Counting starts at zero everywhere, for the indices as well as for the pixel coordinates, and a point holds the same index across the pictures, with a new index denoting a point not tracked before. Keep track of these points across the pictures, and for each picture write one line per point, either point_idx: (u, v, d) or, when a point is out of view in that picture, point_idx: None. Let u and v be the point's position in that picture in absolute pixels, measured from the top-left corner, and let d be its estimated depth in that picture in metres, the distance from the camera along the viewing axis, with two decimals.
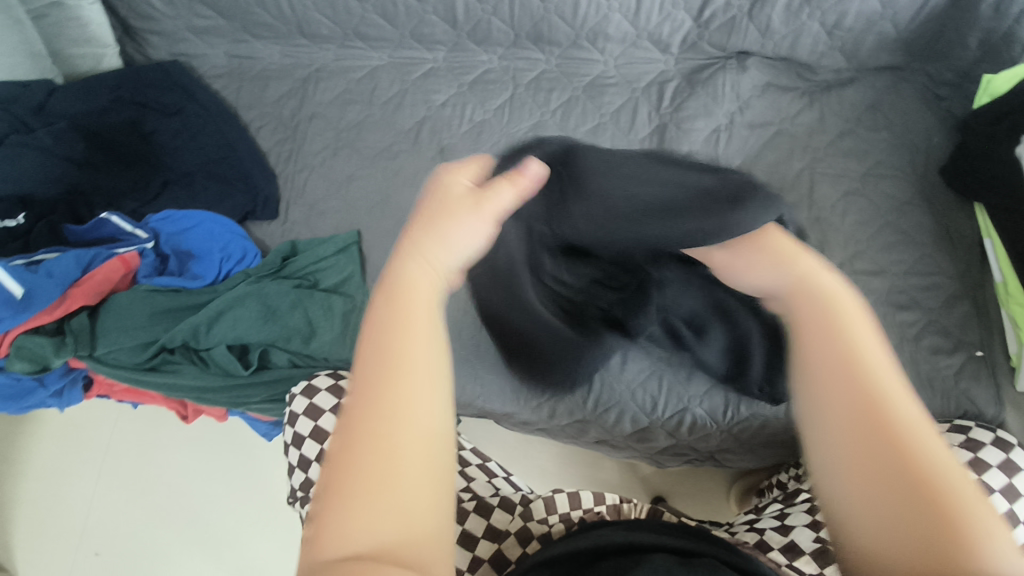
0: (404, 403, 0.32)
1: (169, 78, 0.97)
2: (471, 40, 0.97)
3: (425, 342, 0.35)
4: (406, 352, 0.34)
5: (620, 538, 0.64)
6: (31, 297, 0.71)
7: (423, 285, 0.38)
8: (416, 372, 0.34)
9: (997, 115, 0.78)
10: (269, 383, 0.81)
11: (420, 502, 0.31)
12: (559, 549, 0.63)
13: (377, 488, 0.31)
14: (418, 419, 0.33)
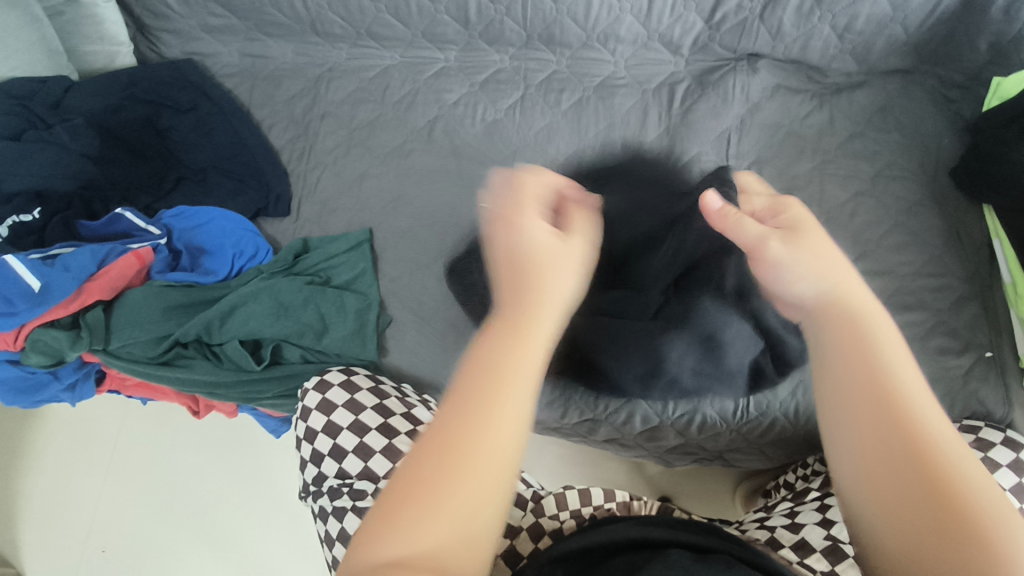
0: (476, 428, 0.37)
1: (182, 76, 0.97)
2: (483, 40, 0.97)
3: (514, 385, 0.38)
4: (494, 390, 0.38)
5: (633, 532, 0.64)
6: (48, 290, 0.72)
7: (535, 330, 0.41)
8: (500, 404, 0.38)
9: (1008, 118, 0.79)
10: (282, 378, 0.82)
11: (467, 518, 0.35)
12: (572, 544, 0.64)
13: (439, 497, 0.35)
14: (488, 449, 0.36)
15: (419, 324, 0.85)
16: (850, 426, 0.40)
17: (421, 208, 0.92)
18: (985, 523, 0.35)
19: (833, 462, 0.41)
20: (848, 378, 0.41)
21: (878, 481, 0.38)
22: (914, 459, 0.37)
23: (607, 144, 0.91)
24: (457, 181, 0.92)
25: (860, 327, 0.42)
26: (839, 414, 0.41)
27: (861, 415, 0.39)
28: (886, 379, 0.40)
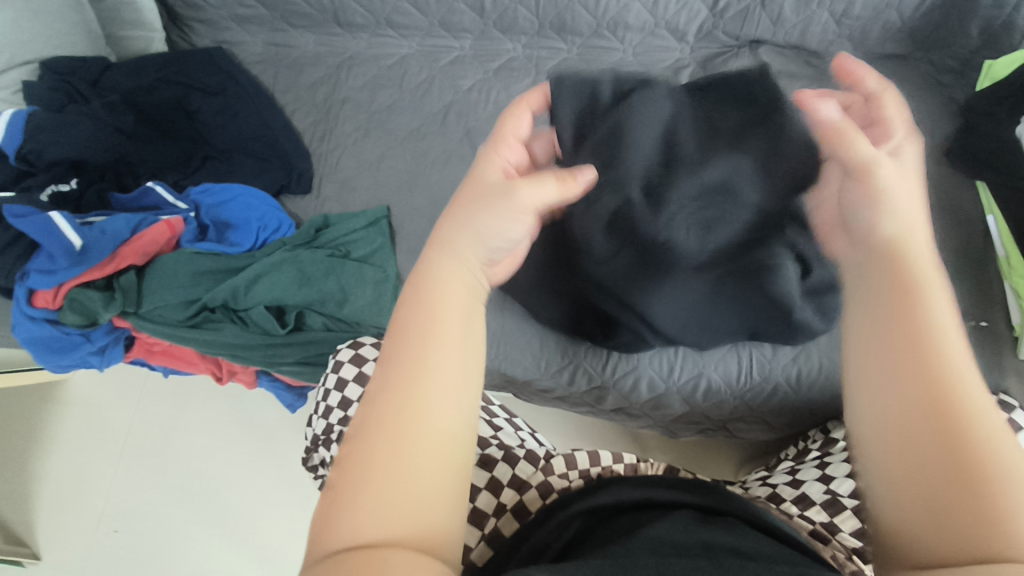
0: (418, 396, 0.33)
1: (211, 62, 1.02)
2: (497, 29, 1.02)
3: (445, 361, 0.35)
4: (414, 368, 0.34)
5: (638, 493, 0.62)
6: (87, 250, 0.77)
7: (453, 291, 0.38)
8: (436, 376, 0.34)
9: (998, 98, 0.83)
10: (304, 343, 0.85)
11: (422, 492, 0.31)
12: (577, 505, 0.63)
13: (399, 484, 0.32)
14: (439, 402, 0.34)
15: None
16: (890, 381, 0.34)
17: (437, 186, 0.96)
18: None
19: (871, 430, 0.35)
20: (873, 347, 0.36)
21: (921, 451, 0.32)
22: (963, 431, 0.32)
23: None
24: (472, 161, 0.96)
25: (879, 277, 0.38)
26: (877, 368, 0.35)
27: (898, 372, 0.34)
28: (904, 340, 0.35)
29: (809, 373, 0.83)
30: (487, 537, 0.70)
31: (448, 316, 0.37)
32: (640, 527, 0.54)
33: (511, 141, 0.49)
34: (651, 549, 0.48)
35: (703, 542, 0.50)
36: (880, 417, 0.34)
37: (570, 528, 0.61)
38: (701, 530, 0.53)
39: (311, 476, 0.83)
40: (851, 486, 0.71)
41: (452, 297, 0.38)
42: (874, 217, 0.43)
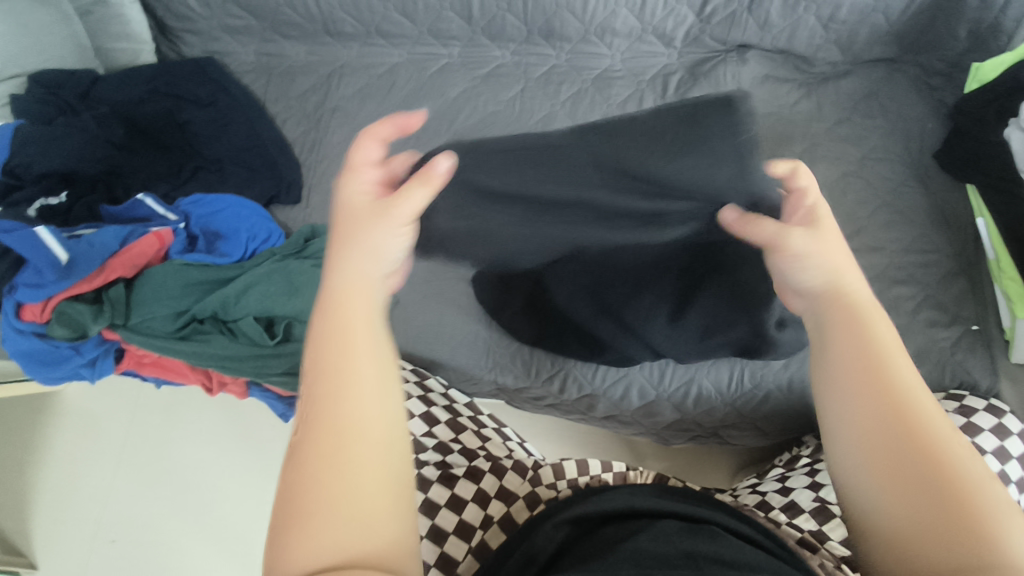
0: (346, 405, 0.34)
1: (200, 72, 1.02)
2: (485, 36, 1.02)
3: (363, 361, 0.36)
4: (341, 368, 0.36)
5: (621, 503, 0.62)
6: (74, 263, 0.77)
7: (364, 301, 0.40)
8: (358, 380, 0.36)
9: (988, 98, 0.83)
10: (293, 354, 0.85)
11: (354, 504, 0.32)
12: (559, 515, 0.63)
13: (337, 490, 0.32)
14: (359, 407, 0.35)
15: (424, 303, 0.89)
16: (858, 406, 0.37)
17: None
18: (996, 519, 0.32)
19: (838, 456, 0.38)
20: (845, 366, 0.39)
21: (882, 472, 0.35)
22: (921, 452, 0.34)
23: None
24: None
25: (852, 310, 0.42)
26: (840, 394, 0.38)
27: (868, 391, 0.37)
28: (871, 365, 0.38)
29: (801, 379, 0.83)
30: (475, 549, 0.69)
31: (350, 325, 0.38)
32: (622, 539, 0.54)
33: (364, 170, 0.48)
34: (634, 563, 0.48)
35: (686, 553, 0.50)
36: (853, 432, 0.37)
37: (552, 539, 0.61)
38: (684, 541, 0.52)
39: None
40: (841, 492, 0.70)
41: (353, 307, 0.39)
42: (813, 273, 0.46)
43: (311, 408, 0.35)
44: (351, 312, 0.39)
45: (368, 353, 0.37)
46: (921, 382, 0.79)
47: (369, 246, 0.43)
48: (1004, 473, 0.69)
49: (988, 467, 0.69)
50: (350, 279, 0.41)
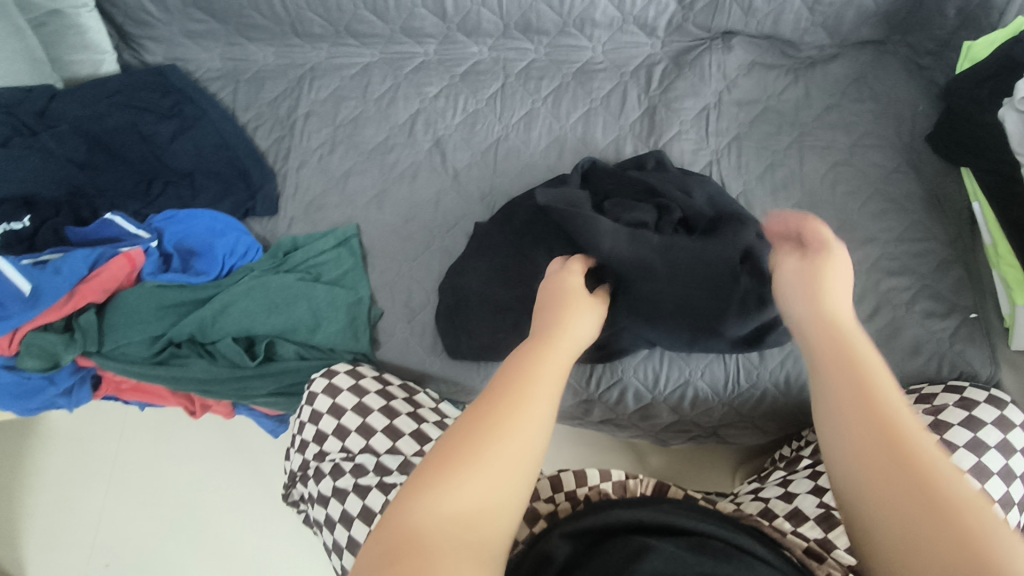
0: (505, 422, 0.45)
1: (165, 82, 0.98)
2: (461, 32, 0.98)
3: (525, 403, 0.47)
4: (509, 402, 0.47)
5: (630, 517, 0.60)
6: (39, 293, 0.73)
7: (547, 369, 0.51)
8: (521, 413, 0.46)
9: (981, 79, 0.80)
10: (276, 375, 0.83)
11: (476, 491, 0.42)
12: (564, 528, 0.60)
13: (471, 474, 0.42)
14: (514, 431, 0.45)
15: (409, 314, 0.86)
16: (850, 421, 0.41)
17: (407, 200, 0.92)
18: (997, 534, 0.33)
19: (841, 478, 0.40)
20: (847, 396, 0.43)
21: (884, 483, 0.37)
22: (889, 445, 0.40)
23: (588, 128, 0.92)
24: (442, 172, 0.93)
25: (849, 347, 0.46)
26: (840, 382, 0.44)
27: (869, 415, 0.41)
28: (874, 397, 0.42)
29: (799, 376, 0.80)
30: None
31: (536, 376, 0.50)
32: (636, 557, 0.52)
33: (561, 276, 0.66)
34: None
35: None
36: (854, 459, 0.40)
37: (559, 549, 0.58)
38: (702, 563, 0.50)
39: (295, 511, 0.81)
40: None
41: (551, 357, 0.53)
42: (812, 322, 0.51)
43: (480, 407, 0.47)
44: (549, 359, 0.53)
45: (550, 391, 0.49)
46: (919, 375, 0.78)
47: (564, 344, 0.55)
48: (1008, 469, 0.68)
49: (992, 464, 0.68)
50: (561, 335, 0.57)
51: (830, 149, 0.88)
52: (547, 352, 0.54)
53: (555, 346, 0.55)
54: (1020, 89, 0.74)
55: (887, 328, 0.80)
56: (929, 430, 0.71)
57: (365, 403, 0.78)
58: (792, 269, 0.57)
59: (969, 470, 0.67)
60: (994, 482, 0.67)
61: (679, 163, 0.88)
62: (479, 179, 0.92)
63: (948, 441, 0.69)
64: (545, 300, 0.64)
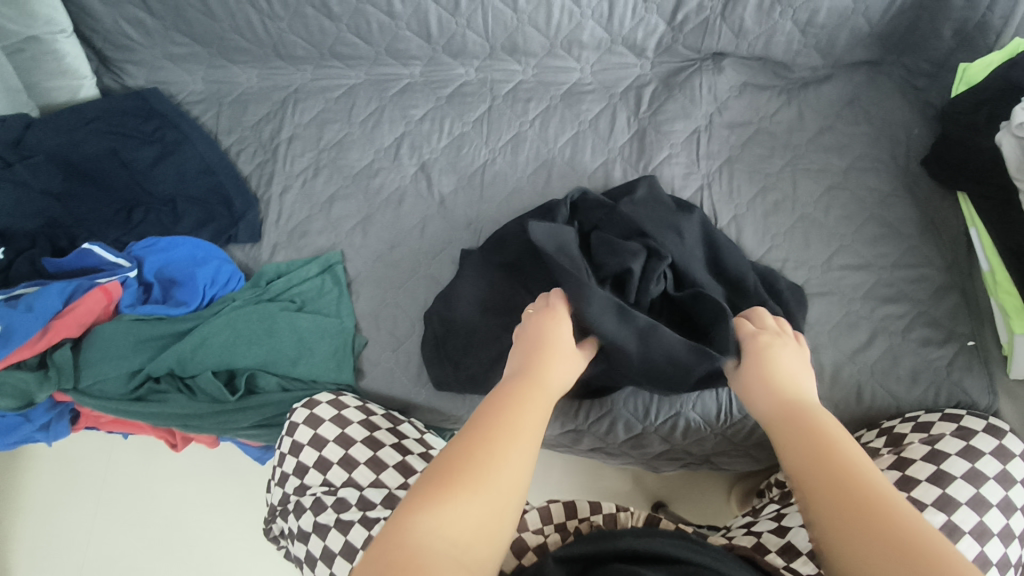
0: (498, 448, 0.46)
1: (146, 106, 0.96)
2: (447, 54, 0.97)
3: (515, 434, 0.48)
4: (500, 431, 0.47)
5: (623, 545, 0.59)
6: (11, 331, 0.72)
7: (534, 403, 0.52)
8: (512, 443, 0.47)
9: (977, 101, 0.78)
10: (258, 408, 0.81)
11: (475, 515, 0.42)
12: (558, 553, 0.61)
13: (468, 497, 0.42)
14: (509, 454, 0.46)
15: (394, 343, 0.84)
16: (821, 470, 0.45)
17: (392, 226, 0.90)
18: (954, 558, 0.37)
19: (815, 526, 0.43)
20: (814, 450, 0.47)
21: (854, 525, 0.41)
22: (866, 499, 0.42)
23: (576, 151, 0.90)
24: (428, 197, 0.91)
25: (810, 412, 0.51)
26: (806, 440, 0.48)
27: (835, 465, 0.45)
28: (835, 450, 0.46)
29: None
30: None
31: (525, 406, 0.51)
32: None
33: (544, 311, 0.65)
34: None
35: None
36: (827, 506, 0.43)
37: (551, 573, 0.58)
38: None
39: (276, 547, 0.79)
40: None
41: (535, 391, 0.53)
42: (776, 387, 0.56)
43: (472, 433, 0.47)
44: (530, 393, 0.52)
45: (535, 426, 0.49)
46: (917, 404, 0.76)
47: (548, 378, 0.56)
48: (1008, 501, 0.66)
49: (991, 495, 0.65)
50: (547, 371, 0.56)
51: (823, 172, 0.86)
52: (530, 387, 0.53)
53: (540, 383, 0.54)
54: (1018, 114, 0.71)
55: (883, 356, 0.78)
56: (925, 461, 0.69)
57: (349, 433, 0.77)
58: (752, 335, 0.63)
59: (968, 503, 0.65)
60: (994, 514, 0.65)
61: (669, 187, 0.87)
62: (466, 204, 0.90)
63: (946, 473, 0.67)
64: (524, 342, 0.61)
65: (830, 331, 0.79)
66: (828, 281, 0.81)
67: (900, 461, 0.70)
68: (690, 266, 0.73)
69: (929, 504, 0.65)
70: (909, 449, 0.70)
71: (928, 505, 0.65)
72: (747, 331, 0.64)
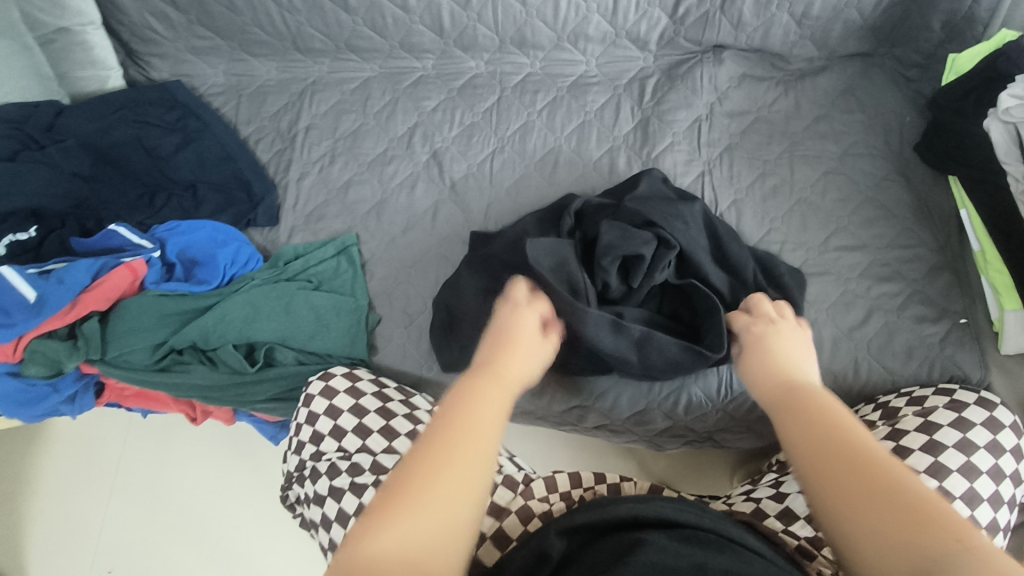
0: (473, 444, 0.47)
1: (170, 97, 1.01)
2: (458, 47, 1.01)
3: (482, 426, 0.49)
4: (468, 428, 0.49)
5: (625, 512, 0.60)
6: (44, 301, 0.75)
7: (498, 395, 0.54)
8: (488, 438, 0.49)
9: (965, 90, 0.82)
10: (276, 380, 0.84)
11: (452, 515, 0.43)
12: (558, 525, 0.61)
13: (444, 499, 0.44)
14: (482, 451, 0.47)
15: (407, 320, 0.88)
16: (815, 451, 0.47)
17: (405, 211, 0.94)
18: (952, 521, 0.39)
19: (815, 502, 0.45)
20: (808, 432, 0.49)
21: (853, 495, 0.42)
22: (861, 478, 0.43)
23: (582, 140, 0.94)
24: (439, 183, 0.95)
25: (801, 395, 0.53)
26: (799, 428, 0.50)
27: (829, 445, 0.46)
28: (829, 431, 0.48)
29: None
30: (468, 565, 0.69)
31: (493, 400, 0.53)
32: (628, 552, 0.52)
33: (513, 303, 0.68)
34: None
35: (695, 567, 0.49)
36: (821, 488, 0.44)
37: (555, 546, 0.58)
38: (694, 555, 0.51)
39: (292, 515, 0.81)
40: None
41: (496, 387, 0.55)
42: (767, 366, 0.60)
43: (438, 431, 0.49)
44: (495, 391, 0.54)
45: (498, 420, 0.51)
46: (911, 379, 0.79)
47: (511, 371, 0.59)
48: (998, 468, 0.68)
49: (981, 463, 0.68)
50: (507, 369, 0.59)
51: (819, 158, 0.90)
52: (494, 385, 0.55)
53: (499, 381, 0.56)
54: (1003, 101, 0.75)
55: (878, 333, 0.81)
56: (919, 431, 0.71)
57: (363, 404, 0.79)
58: (739, 322, 0.68)
59: (959, 470, 0.68)
60: (984, 480, 0.67)
61: (671, 173, 0.90)
62: (476, 191, 0.93)
63: (938, 442, 0.70)
64: (496, 336, 0.64)
65: (828, 308, 0.82)
66: (825, 261, 0.84)
67: (894, 431, 0.72)
68: (692, 243, 0.77)
69: (921, 470, 0.68)
70: (903, 421, 0.73)
71: (921, 472, 0.68)
72: (740, 317, 0.69)
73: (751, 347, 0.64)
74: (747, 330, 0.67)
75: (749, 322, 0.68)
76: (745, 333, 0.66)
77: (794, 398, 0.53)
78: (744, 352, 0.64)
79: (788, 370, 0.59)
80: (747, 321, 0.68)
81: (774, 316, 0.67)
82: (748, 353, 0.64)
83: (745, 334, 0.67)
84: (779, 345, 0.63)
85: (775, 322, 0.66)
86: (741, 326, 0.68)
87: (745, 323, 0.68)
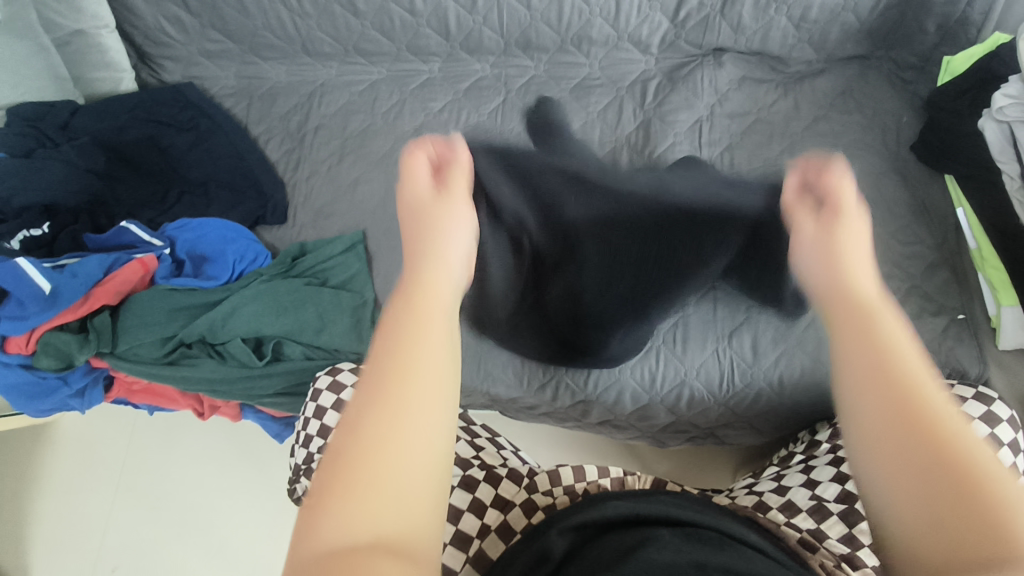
0: (419, 387, 0.35)
1: (182, 98, 1.03)
2: (464, 50, 1.03)
3: (423, 354, 0.36)
4: (408, 364, 0.36)
5: (626, 510, 0.58)
6: (58, 293, 0.76)
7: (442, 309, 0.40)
8: (434, 372, 0.36)
9: (960, 91, 0.85)
10: (284, 374, 0.85)
11: (399, 496, 0.31)
12: (560, 524, 0.59)
13: (385, 473, 0.31)
14: (429, 395, 0.35)
15: None
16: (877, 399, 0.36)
17: None
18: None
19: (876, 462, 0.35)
20: (872, 368, 0.38)
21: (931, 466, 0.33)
22: (929, 444, 0.33)
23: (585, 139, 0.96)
24: None
25: (863, 310, 0.42)
26: (864, 362, 0.38)
27: (899, 388, 0.36)
28: (904, 372, 0.37)
29: (792, 376, 0.81)
30: (471, 559, 0.66)
31: (438, 318, 0.39)
32: (629, 551, 0.51)
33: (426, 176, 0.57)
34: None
35: (696, 564, 0.48)
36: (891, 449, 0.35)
37: (556, 545, 0.56)
38: (695, 552, 0.50)
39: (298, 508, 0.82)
40: (837, 490, 0.71)
41: (425, 304, 0.40)
42: (837, 261, 0.48)
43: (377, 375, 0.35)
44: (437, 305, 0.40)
45: (444, 346, 0.38)
46: None
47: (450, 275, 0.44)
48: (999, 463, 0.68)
49: None
50: (430, 276, 0.44)
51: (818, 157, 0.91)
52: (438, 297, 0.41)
53: (419, 298, 0.41)
54: (997, 100, 0.76)
55: None
56: None
57: None
58: (808, 210, 0.57)
59: None
60: None
61: None
62: None
63: None
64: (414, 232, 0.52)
65: None
66: None
67: None
68: None
69: None
70: None
71: None
72: (793, 194, 0.61)
73: (817, 219, 0.55)
74: (811, 207, 0.58)
75: (803, 203, 0.59)
76: (807, 219, 0.56)
77: (859, 318, 0.42)
78: (803, 234, 0.55)
79: (848, 269, 0.47)
80: (803, 202, 0.59)
81: (835, 208, 0.54)
82: (809, 240, 0.53)
83: (791, 212, 0.60)
84: (840, 245, 0.50)
85: (836, 216, 0.54)
86: (792, 209, 0.60)
87: (809, 194, 0.59)
